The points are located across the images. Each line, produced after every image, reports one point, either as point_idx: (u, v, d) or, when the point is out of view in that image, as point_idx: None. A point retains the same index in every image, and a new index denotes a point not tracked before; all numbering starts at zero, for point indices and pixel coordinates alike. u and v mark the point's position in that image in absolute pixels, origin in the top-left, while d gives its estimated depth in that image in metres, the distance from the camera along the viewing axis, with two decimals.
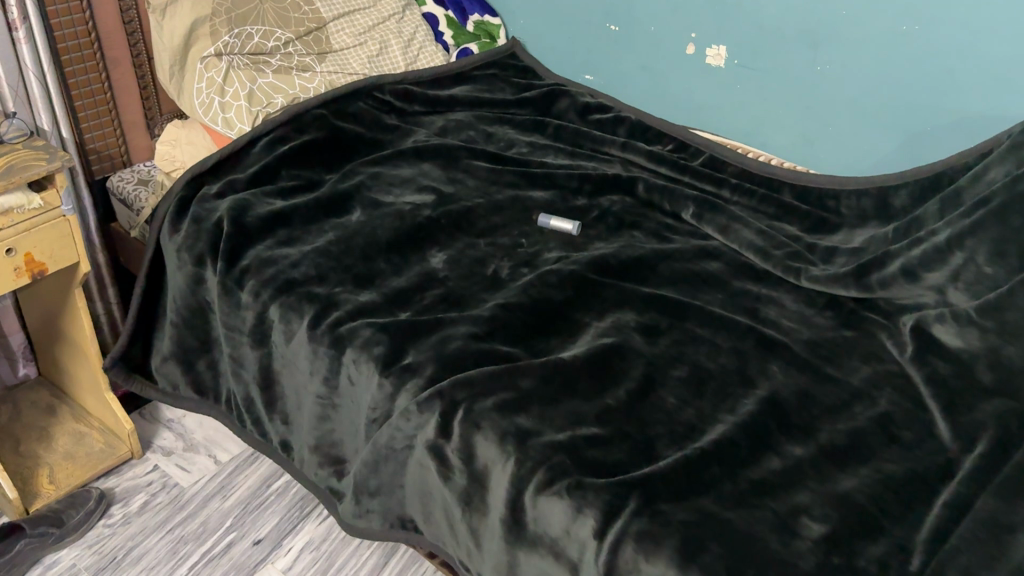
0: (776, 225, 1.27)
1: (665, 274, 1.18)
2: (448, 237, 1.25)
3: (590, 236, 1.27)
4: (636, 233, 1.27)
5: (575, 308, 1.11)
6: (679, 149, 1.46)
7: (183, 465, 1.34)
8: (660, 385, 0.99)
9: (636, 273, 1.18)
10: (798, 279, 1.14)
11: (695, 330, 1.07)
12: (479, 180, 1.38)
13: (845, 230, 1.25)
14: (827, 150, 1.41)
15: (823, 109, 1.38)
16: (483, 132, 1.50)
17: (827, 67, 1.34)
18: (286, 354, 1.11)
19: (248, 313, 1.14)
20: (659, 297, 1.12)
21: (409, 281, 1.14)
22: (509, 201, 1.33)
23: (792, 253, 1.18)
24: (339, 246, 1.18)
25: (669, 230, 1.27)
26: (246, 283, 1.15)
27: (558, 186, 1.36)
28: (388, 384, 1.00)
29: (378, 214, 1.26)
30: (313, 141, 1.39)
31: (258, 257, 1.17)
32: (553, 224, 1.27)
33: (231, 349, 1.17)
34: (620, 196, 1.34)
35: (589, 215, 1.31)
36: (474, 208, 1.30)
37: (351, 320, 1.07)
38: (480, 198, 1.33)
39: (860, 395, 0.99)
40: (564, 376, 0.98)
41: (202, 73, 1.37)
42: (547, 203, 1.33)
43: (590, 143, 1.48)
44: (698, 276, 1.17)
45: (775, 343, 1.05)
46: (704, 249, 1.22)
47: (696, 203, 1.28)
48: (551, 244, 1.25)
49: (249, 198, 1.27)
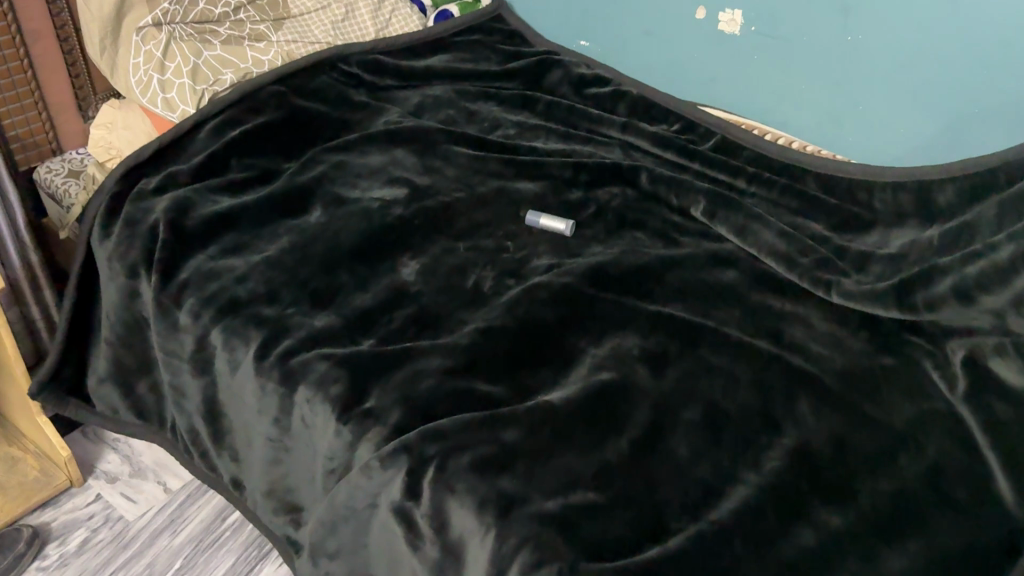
0: (799, 223, 1.11)
1: (673, 285, 1.01)
2: (422, 240, 1.08)
3: (585, 239, 1.10)
4: (638, 234, 1.10)
5: (568, 330, 0.95)
6: (686, 130, 1.28)
7: (129, 495, 1.19)
8: (669, 432, 0.83)
9: (639, 284, 1.01)
10: (829, 293, 0.98)
11: (708, 358, 0.92)
12: (459, 168, 1.20)
13: (880, 230, 1.09)
14: (853, 134, 1.24)
15: (852, 87, 1.20)
16: (464, 110, 1.32)
17: (859, 37, 1.16)
18: (231, 385, 0.96)
19: (187, 337, 0.98)
20: (665, 317, 0.96)
21: (375, 298, 0.97)
22: (493, 195, 1.16)
23: (820, 260, 1.02)
24: (294, 255, 1.02)
25: (676, 230, 1.11)
26: (184, 302, 0.99)
27: (550, 176, 1.19)
28: (347, 432, 0.84)
29: (340, 214, 1.09)
30: (267, 124, 1.22)
31: (199, 269, 1.00)
32: (544, 224, 1.11)
33: (171, 376, 1.02)
34: (620, 187, 1.18)
35: (584, 213, 1.14)
36: (453, 204, 1.13)
37: (305, 350, 0.91)
38: (460, 191, 1.16)
39: (905, 442, 0.83)
40: (555, 423, 0.82)
41: (139, 46, 1.18)
42: (536, 197, 1.16)
43: (586, 123, 1.31)
44: (712, 288, 1.01)
45: (803, 376, 0.90)
46: (717, 255, 1.05)
47: (708, 197, 1.11)
48: (541, 248, 1.09)
49: (191, 195, 1.09)
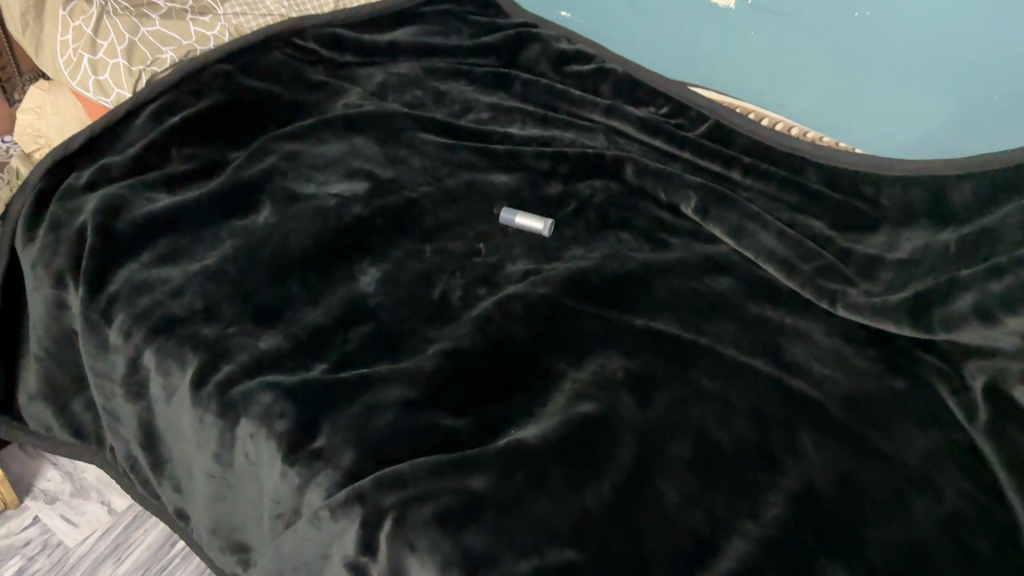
0: (798, 222, 1.01)
1: (660, 295, 0.91)
2: (383, 243, 0.97)
3: (564, 240, 1.00)
4: (623, 235, 1.00)
5: (544, 350, 0.85)
6: (675, 113, 1.18)
7: (70, 517, 1.09)
8: (657, 473, 0.73)
9: (624, 293, 0.92)
10: (834, 305, 0.89)
11: (699, 381, 0.83)
12: (426, 158, 1.09)
13: (887, 230, 0.99)
14: (856, 120, 1.14)
15: (856, 68, 1.09)
16: (433, 91, 1.21)
17: (868, 13, 1.04)
18: (169, 413, 0.86)
19: (118, 359, 0.88)
20: (651, 333, 0.87)
21: (328, 314, 0.87)
22: (462, 190, 1.05)
23: (823, 266, 0.92)
24: (238, 263, 0.91)
25: (664, 229, 1.01)
26: (114, 318, 0.88)
27: (526, 167, 1.08)
28: (294, 474, 0.75)
29: (291, 214, 0.98)
30: (211, 108, 1.10)
31: (131, 280, 0.89)
32: (519, 223, 1.00)
33: (104, 399, 0.91)
34: (603, 180, 1.07)
35: (564, 210, 1.03)
36: (419, 201, 1.03)
37: (247, 376, 0.80)
38: (427, 186, 1.05)
39: (920, 482, 0.74)
40: (529, 464, 0.72)
41: (66, 23, 1.04)
42: (511, 191, 1.06)
43: (566, 105, 1.20)
44: (704, 298, 0.91)
45: (806, 403, 0.81)
46: (708, 259, 0.96)
47: (699, 191, 1.01)
48: (516, 252, 0.98)
49: (124, 192, 0.98)
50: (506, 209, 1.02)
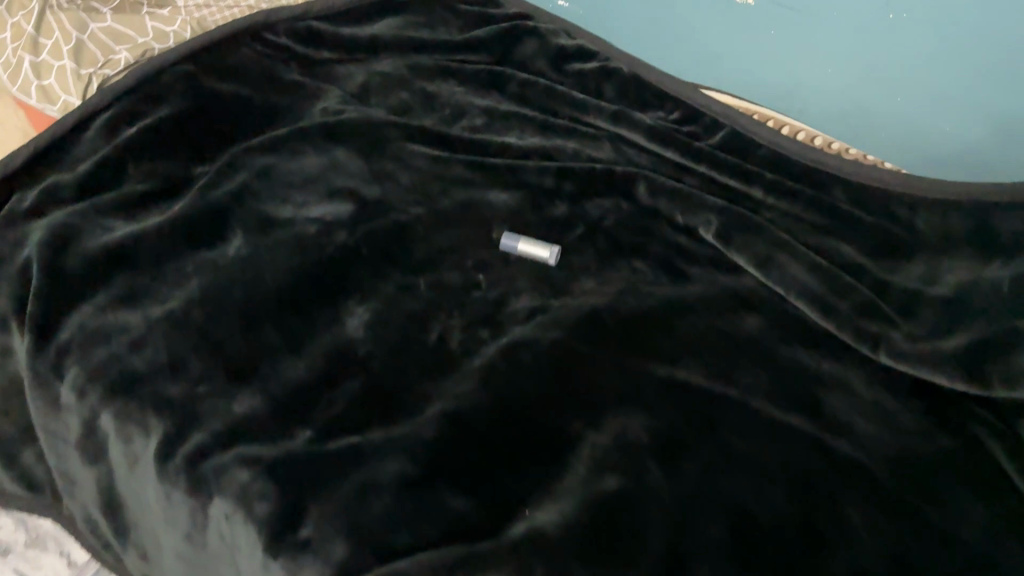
0: (829, 248, 0.92)
1: (683, 338, 0.82)
2: (370, 276, 0.87)
3: (573, 270, 0.90)
4: (637, 264, 0.90)
5: (557, 409, 0.75)
6: (687, 120, 1.07)
7: (24, 572, 0.99)
8: (692, 560, 0.65)
9: (643, 336, 0.83)
10: (876, 352, 0.81)
11: (731, 443, 0.74)
12: (415, 173, 0.98)
13: (924, 258, 0.91)
14: (883, 131, 1.04)
15: (888, 77, 0.99)
16: (420, 94, 1.10)
17: (905, 16, 0.93)
18: (131, 482, 0.75)
19: (72, 419, 0.77)
20: (675, 387, 0.78)
21: (312, 368, 0.77)
22: (457, 211, 0.95)
23: (861, 305, 0.84)
24: (207, 306, 0.80)
25: (682, 257, 0.91)
26: (66, 373, 0.77)
27: (526, 184, 0.98)
28: (278, 568, 0.65)
29: (267, 244, 0.87)
30: (172, 117, 0.98)
31: (84, 329, 0.78)
32: (524, 249, 0.91)
33: (58, 460, 0.81)
34: (612, 198, 0.97)
35: (570, 234, 0.93)
36: (410, 227, 0.92)
37: (221, 448, 0.70)
38: (417, 207, 0.95)
39: (982, 564, 0.67)
40: (550, 556, 0.63)
41: (5, 20, 0.94)
42: (511, 212, 0.95)
43: (568, 109, 1.09)
44: (730, 341, 0.83)
45: (849, 468, 0.73)
46: (733, 295, 0.87)
47: (721, 214, 0.92)
48: (519, 284, 0.88)
49: (75, 221, 0.86)
50: (506, 234, 0.92)
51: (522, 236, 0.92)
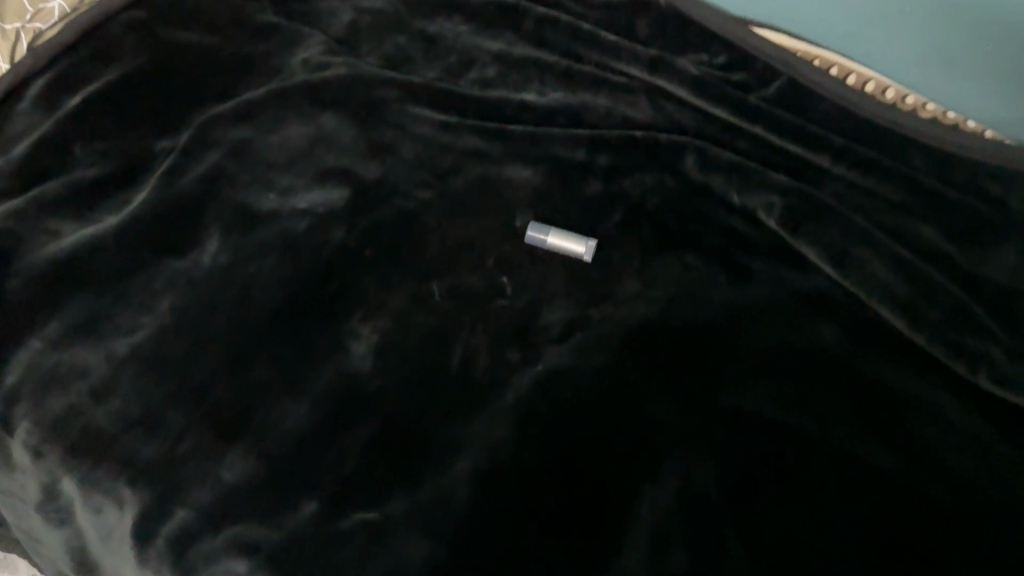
0: (912, 232, 0.79)
1: (751, 360, 0.70)
2: (375, 285, 0.73)
3: (613, 268, 0.76)
4: (687, 258, 0.77)
5: (608, 459, 0.64)
6: (736, 65, 0.91)
7: None
8: None
9: (703, 356, 0.70)
10: (975, 375, 0.69)
11: (815, 498, 0.63)
12: (420, 145, 0.83)
13: (1020, 245, 0.77)
14: (965, 84, 0.88)
15: (979, 21, 0.82)
16: (419, 38, 0.92)
17: None
18: (106, 556, 0.64)
19: (30, 480, 0.65)
20: (745, 425, 0.66)
21: (315, 415, 0.64)
22: (473, 195, 0.80)
23: (955, 314, 0.71)
24: (184, 339, 0.67)
25: (741, 248, 0.77)
26: (15, 427, 0.64)
27: (553, 156, 0.83)
28: None
29: (248, 247, 0.73)
30: (125, 83, 0.83)
31: (34, 370, 0.65)
32: (553, 243, 0.77)
33: (20, 519, 0.69)
34: (655, 171, 0.82)
35: (607, 221, 0.79)
36: (419, 217, 0.78)
37: (211, 529, 0.59)
38: (426, 190, 0.80)
39: None
40: None
41: None
42: (535, 194, 0.81)
43: (595, 54, 0.92)
44: (804, 359, 0.70)
45: (953, 522, 0.62)
46: (802, 299, 0.74)
47: (787, 195, 0.78)
48: (551, 289, 0.75)
49: (14, 226, 0.72)
50: (532, 225, 0.78)
51: (552, 227, 0.78)
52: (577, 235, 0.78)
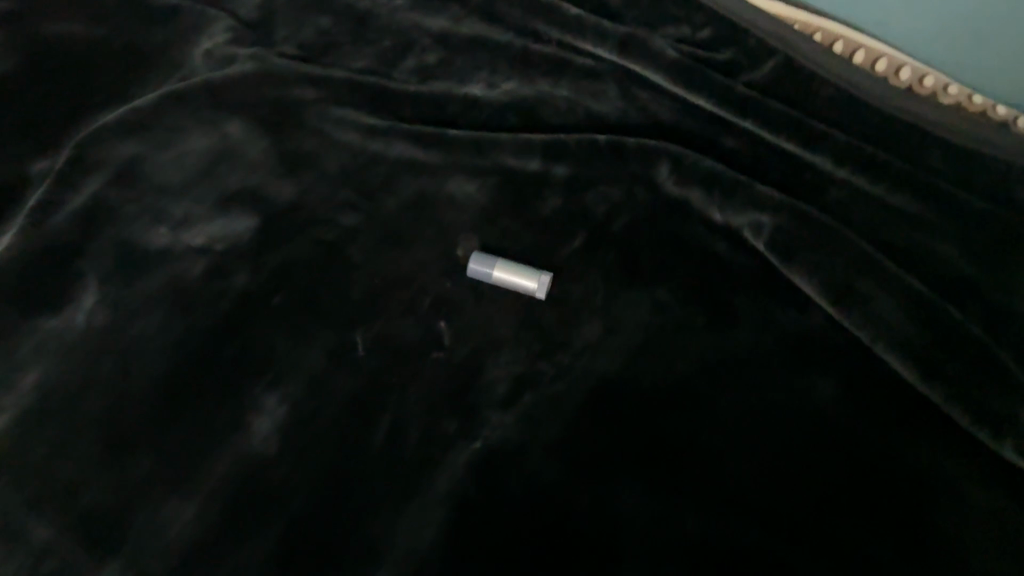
0: (926, 253, 0.66)
1: (733, 423, 0.59)
2: (285, 340, 0.61)
3: (573, 306, 0.64)
4: (659, 294, 0.65)
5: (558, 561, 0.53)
6: (721, 43, 0.78)
7: None
8: None
9: (676, 419, 0.60)
10: (999, 443, 0.58)
11: None
12: (345, 155, 0.70)
13: None
14: (994, 61, 0.73)
15: None
16: (347, 20, 0.79)
17: None
18: None
19: None
20: (724, 512, 0.56)
21: (205, 517, 0.54)
22: (407, 217, 0.68)
23: (973, 361, 0.60)
24: (54, 425, 0.57)
25: (723, 280, 0.66)
26: None
27: (503, 165, 0.70)
28: None
29: (135, 303, 0.62)
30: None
31: None
32: (499, 278, 0.65)
33: None
34: (623, 182, 0.69)
35: (567, 246, 0.67)
36: (341, 249, 0.66)
37: None
38: (351, 213, 0.68)
39: None
40: None
41: None
42: (481, 213, 0.68)
43: (556, 31, 0.78)
44: (795, 422, 0.60)
45: None
46: (794, 345, 0.63)
47: (779, 214, 0.66)
48: (499, 335, 0.63)
49: None
50: (476, 256, 0.66)
51: (499, 258, 0.66)
52: (530, 267, 0.65)
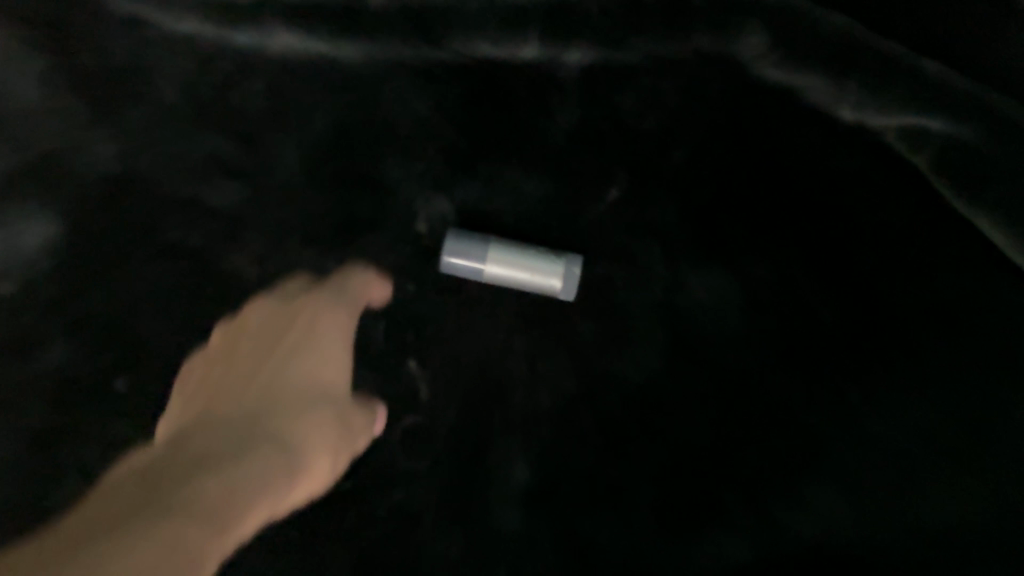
0: None
1: (903, 511, 0.36)
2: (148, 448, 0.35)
3: (617, 308, 0.40)
4: (751, 272, 0.40)
5: None
6: None
7: None
8: None
9: (806, 511, 0.37)
10: None
11: None
12: (193, 68, 0.40)
13: None
14: None
15: None
16: None
17: None
18: None
19: None
20: None
21: None
22: (323, 180, 0.40)
23: None
24: None
25: (855, 237, 0.40)
26: None
27: (471, 62, 0.41)
28: None
29: None
30: None
31: None
32: (493, 276, 0.39)
33: None
34: (677, 65, 0.42)
35: (596, 199, 0.41)
36: (222, 257, 0.39)
37: None
38: (223, 180, 0.40)
39: None
40: None
41: None
42: (447, 154, 0.41)
43: None
44: (1011, 483, 0.36)
45: None
46: (978, 351, 0.38)
47: (954, 117, 0.39)
48: (506, 374, 0.39)
49: None
50: (449, 239, 0.39)
51: (488, 240, 0.39)
52: (539, 248, 0.39)
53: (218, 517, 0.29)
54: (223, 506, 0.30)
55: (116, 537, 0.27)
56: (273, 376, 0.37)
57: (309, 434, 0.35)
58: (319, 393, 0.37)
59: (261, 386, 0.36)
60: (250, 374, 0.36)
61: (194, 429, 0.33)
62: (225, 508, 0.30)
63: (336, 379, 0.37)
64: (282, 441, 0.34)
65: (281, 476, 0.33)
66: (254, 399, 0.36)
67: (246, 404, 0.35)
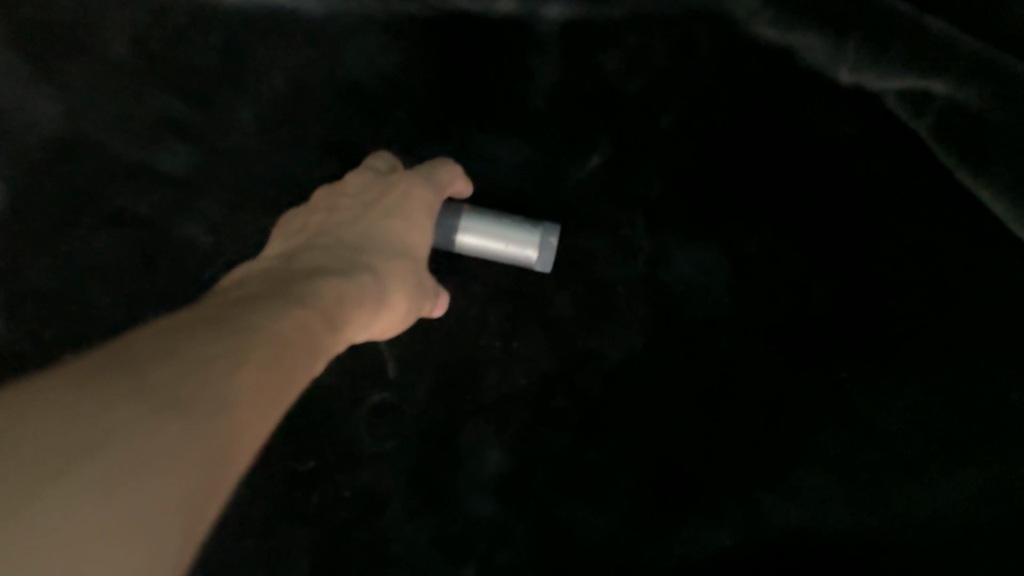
0: None
1: (893, 500, 0.34)
2: None
3: (597, 280, 0.37)
4: (739, 243, 0.38)
5: None
6: None
7: None
8: None
9: (793, 499, 0.35)
10: None
11: None
12: (143, 19, 0.38)
13: None
14: None
15: None
16: None
17: None
18: None
19: None
20: None
21: None
22: (283, 141, 0.37)
23: None
24: None
25: (849, 207, 0.38)
26: None
27: (443, 15, 0.39)
28: None
29: None
30: None
31: None
32: (465, 246, 0.36)
33: None
34: (664, 24, 0.39)
35: (576, 163, 0.38)
36: (173, 223, 0.36)
37: None
38: (176, 142, 0.37)
39: None
40: None
41: None
42: (417, 114, 0.38)
43: None
44: (1007, 467, 0.34)
45: None
46: (977, 331, 0.36)
47: (969, 80, 0.36)
48: (477, 350, 0.37)
49: None
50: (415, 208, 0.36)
51: (457, 208, 0.36)
52: (513, 216, 0.36)
53: (310, 344, 0.23)
54: (323, 335, 0.24)
55: (192, 412, 0.17)
56: (366, 225, 0.30)
57: (393, 282, 0.29)
58: (393, 248, 0.30)
59: (344, 232, 0.30)
60: (353, 217, 0.31)
61: (285, 258, 0.28)
62: (300, 349, 0.22)
63: (418, 245, 0.31)
64: (370, 270, 0.28)
65: (350, 315, 0.26)
66: (348, 241, 0.29)
67: (309, 248, 0.29)
